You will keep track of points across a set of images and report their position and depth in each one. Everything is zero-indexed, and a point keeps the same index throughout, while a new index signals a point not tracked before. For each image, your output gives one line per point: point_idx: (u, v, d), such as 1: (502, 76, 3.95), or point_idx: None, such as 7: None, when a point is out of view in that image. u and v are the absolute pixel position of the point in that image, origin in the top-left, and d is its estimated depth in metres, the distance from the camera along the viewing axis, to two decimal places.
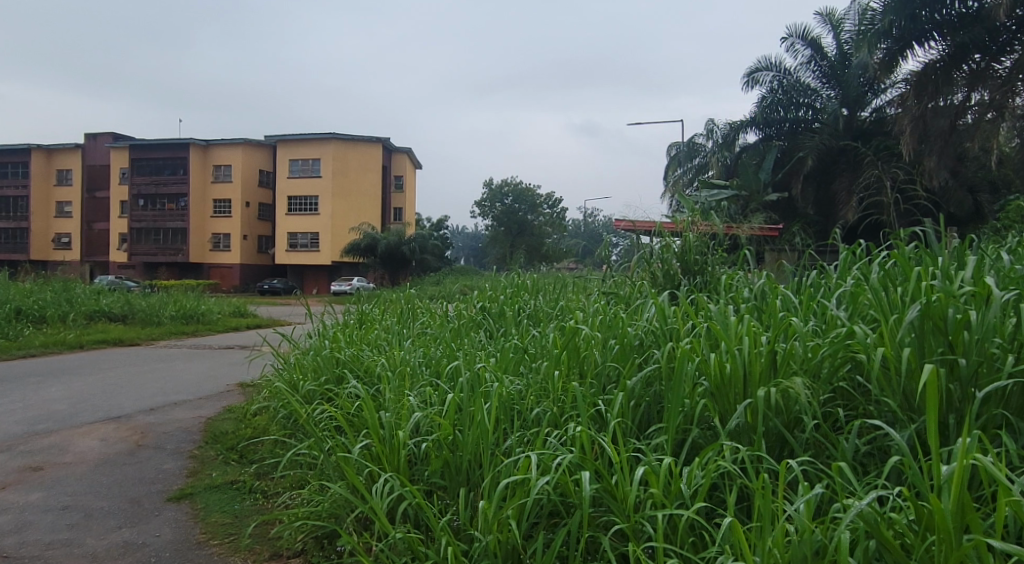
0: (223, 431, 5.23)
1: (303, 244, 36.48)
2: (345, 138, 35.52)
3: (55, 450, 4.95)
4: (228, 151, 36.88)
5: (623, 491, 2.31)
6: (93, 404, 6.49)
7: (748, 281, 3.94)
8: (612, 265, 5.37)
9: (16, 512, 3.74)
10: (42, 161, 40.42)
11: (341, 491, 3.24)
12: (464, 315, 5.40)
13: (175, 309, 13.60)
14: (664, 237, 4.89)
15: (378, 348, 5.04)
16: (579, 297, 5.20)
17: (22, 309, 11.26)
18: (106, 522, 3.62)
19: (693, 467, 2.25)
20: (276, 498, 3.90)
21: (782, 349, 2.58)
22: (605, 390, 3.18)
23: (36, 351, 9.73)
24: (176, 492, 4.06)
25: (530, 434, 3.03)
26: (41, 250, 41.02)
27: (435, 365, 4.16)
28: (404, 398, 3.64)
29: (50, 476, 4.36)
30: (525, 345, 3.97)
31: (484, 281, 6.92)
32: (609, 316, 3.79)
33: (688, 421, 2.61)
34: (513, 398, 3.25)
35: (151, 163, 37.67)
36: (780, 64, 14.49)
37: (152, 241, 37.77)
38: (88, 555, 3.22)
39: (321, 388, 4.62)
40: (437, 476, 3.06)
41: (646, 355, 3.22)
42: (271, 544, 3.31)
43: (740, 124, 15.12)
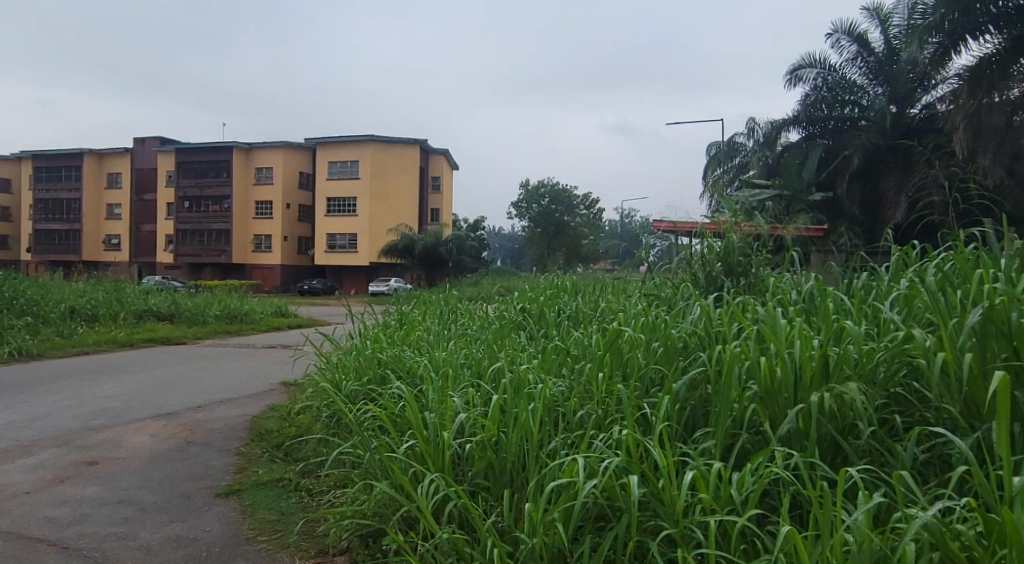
0: (268, 429, 5.33)
1: (343, 246, 37.00)
2: (383, 141, 35.96)
3: (109, 445, 5.11)
4: (270, 154, 37.67)
5: (671, 496, 2.29)
6: (144, 401, 6.69)
7: (796, 283, 3.85)
8: (652, 267, 5.33)
9: (74, 505, 3.88)
10: (94, 165, 41.84)
11: (384, 491, 3.28)
12: (505, 316, 5.42)
13: (219, 309, 13.98)
14: (705, 239, 4.82)
15: (419, 348, 5.10)
16: (618, 299, 5.17)
17: (76, 307, 11.63)
18: (158, 517, 3.72)
19: (745, 473, 2.21)
20: (321, 497, 3.96)
21: (836, 354, 2.53)
22: (649, 394, 3.15)
23: (89, 349, 10.06)
24: (225, 488, 4.16)
25: (574, 437, 3.01)
26: (93, 251, 42.41)
27: (477, 366, 4.18)
28: (447, 399, 3.66)
29: (105, 470, 4.51)
30: (568, 346, 3.96)
31: (523, 282, 6.93)
32: (654, 318, 3.76)
33: (737, 426, 2.57)
34: (556, 399, 3.25)
35: (197, 167, 38.66)
36: (825, 61, 14.21)
37: (198, 242, 38.82)
38: (142, 548, 3.32)
39: (364, 388, 4.68)
40: (481, 477, 3.07)
41: (692, 358, 3.19)
42: (317, 542, 3.38)
43: (781, 123, 14.84)
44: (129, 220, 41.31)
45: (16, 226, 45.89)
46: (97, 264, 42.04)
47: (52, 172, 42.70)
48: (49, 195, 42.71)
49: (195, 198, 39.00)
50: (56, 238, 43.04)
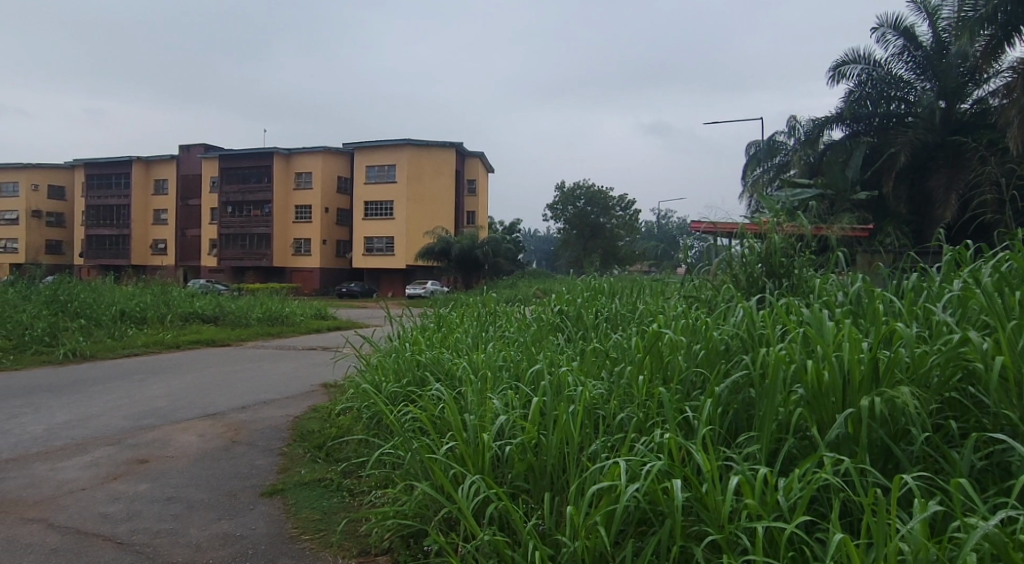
0: (310, 430, 5.42)
1: (380, 249, 37.38)
2: (420, 144, 36.28)
3: (158, 444, 5.26)
4: (309, 159, 38.33)
5: (716, 501, 2.26)
6: (191, 401, 6.86)
7: (842, 284, 3.74)
8: (692, 268, 5.26)
9: (127, 502, 4.00)
10: (142, 173, 43.21)
11: (426, 491, 3.30)
12: (543, 318, 5.40)
13: (261, 311, 14.28)
14: (747, 239, 4.74)
15: (457, 351, 5.13)
16: (657, 301, 5.11)
17: (126, 310, 11.99)
18: (207, 515, 3.81)
19: (793, 479, 2.17)
20: (362, 497, 4.01)
21: (886, 357, 2.46)
22: (691, 397, 3.11)
23: (138, 351, 10.39)
24: (270, 487, 4.25)
25: (615, 440, 2.98)
26: (141, 256, 43.71)
27: (516, 368, 4.17)
28: (487, 401, 3.67)
29: (155, 469, 4.64)
30: (607, 348, 3.93)
31: (560, 285, 6.90)
32: (695, 320, 3.71)
33: (783, 430, 2.52)
34: (597, 402, 3.23)
35: (240, 172, 39.56)
36: (870, 56, 13.85)
37: (240, 246, 39.70)
38: (191, 545, 3.41)
39: (404, 390, 4.73)
40: (521, 479, 3.06)
41: (735, 361, 3.14)
42: (359, 541, 3.42)
43: (824, 120, 14.50)
44: (175, 225, 42.47)
45: (69, 232, 47.54)
46: (145, 268, 43.25)
47: (103, 179, 44.12)
48: (101, 202, 44.18)
49: (238, 203, 39.90)
50: (106, 243, 44.44)
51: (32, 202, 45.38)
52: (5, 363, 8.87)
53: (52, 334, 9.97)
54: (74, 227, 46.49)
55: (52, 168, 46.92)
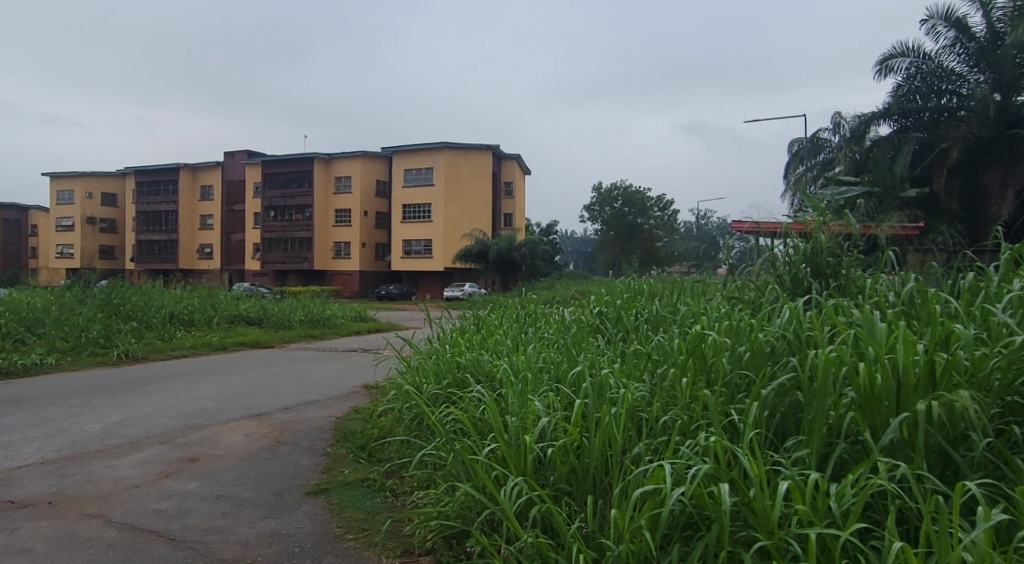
0: (353, 431, 5.49)
1: (418, 252, 37.70)
2: (457, 147, 36.49)
3: (207, 443, 5.39)
4: (349, 163, 38.93)
5: (763, 507, 2.22)
6: (237, 402, 7.02)
7: (893, 284, 3.63)
8: (734, 269, 5.17)
9: (178, 499, 4.11)
10: (189, 179, 44.44)
11: (469, 493, 3.31)
12: (582, 320, 5.38)
13: (303, 314, 14.54)
14: (790, 239, 4.62)
15: (497, 352, 5.14)
16: (698, 302, 5.04)
17: (176, 313, 12.34)
18: (254, 513, 3.89)
19: (846, 484, 2.12)
20: (405, 497, 4.04)
21: (944, 360, 2.38)
22: (736, 400, 3.06)
23: (186, 352, 10.69)
24: (314, 487, 4.32)
25: (659, 443, 2.95)
26: (188, 260, 44.92)
27: (557, 370, 4.16)
28: (528, 403, 3.67)
29: (204, 468, 4.75)
30: (649, 349, 3.88)
31: (599, 286, 6.87)
32: (740, 322, 3.65)
33: (833, 434, 2.46)
34: (639, 404, 3.20)
35: (282, 177, 40.39)
36: (919, 49, 13.41)
37: (283, 250, 40.50)
38: (240, 542, 3.48)
39: (445, 392, 4.76)
40: (564, 481, 3.05)
41: (781, 364, 3.07)
42: (403, 542, 3.45)
43: (870, 115, 14.20)
44: (221, 230, 43.54)
45: (120, 237, 49.15)
46: (192, 272, 44.42)
47: (153, 186, 45.50)
48: (150, 208, 45.56)
49: (281, 208, 40.72)
50: (156, 248, 45.77)
51: (86, 209, 47.01)
52: (63, 364, 9.20)
53: (106, 336, 10.31)
54: (125, 233, 48.03)
55: (105, 176, 48.56)
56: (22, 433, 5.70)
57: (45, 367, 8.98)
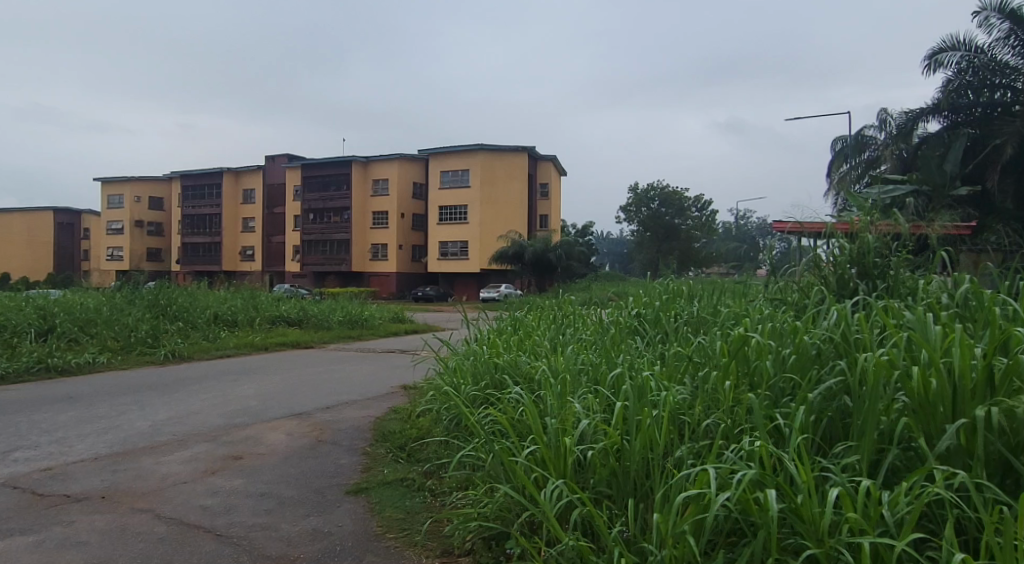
0: (392, 431, 5.54)
1: (455, 253, 37.90)
2: (493, 149, 36.64)
3: (251, 442, 5.49)
4: (387, 166, 39.39)
5: (812, 513, 2.17)
6: (279, 401, 7.15)
7: (944, 285, 3.51)
8: (775, 270, 5.07)
9: (224, 496, 4.20)
10: (232, 183, 45.49)
11: (508, 494, 3.31)
12: (620, 321, 5.32)
13: (342, 315, 14.75)
14: (835, 239, 4.49)
15: (535, 354, 5.13)
16: (739, 304, 4.95)
17: (220, 314, 12.63)
18: (297, 510, 3.96)
19: (899, 492, 2.06)
20: (444, 498, 4.06)
21: (1003, 364, 2.29)
22: (780, 403, 2.99)
23: (230, 352, 10.92)
24: (354, 486, 4.37)
25: (702, 446, 2.90)
26: (231, 262, 45.94)
27: (596, 372, 4.12)
28: (567, 405, 3.65)
29: (249, 465, 4.85)
30: (690, 351, 3.82)
31: (636, 287, 6.81)
32: (784, 324, 3.57)
33: (885, 440, 2.40)
34: (681, 407, 3.15)
35: (322, 181, 41.05)
36: (971, 42, 12.98)
37: (322, 252, 41.14)
38: (284, 539, 3.54)
39: (483, 393, 4.77)
40: (604, 484, 3.02)
41: (829, 367, 3.00)
42: (442, 542, 3.46)
43: (919, 112, 13.82)
44: (262, 232, 44.43)
45: (166, 240, 50.53)
46: (235, 274, 45.42)
47: (197, 190, 46.69)
48: (195, 212, 46.74)
49: (320, 210, 41.38)
50: (201, 250, 46.94)
51: (135, 213, 48.44)
52: (114, 362, 9.50)
53: (154, 337, 10.60)
54: (171, 236, 49.37)
55: (152, 180, 49.96)
56: (76, 429, 5.89)
57: (97, 366, 9.27)
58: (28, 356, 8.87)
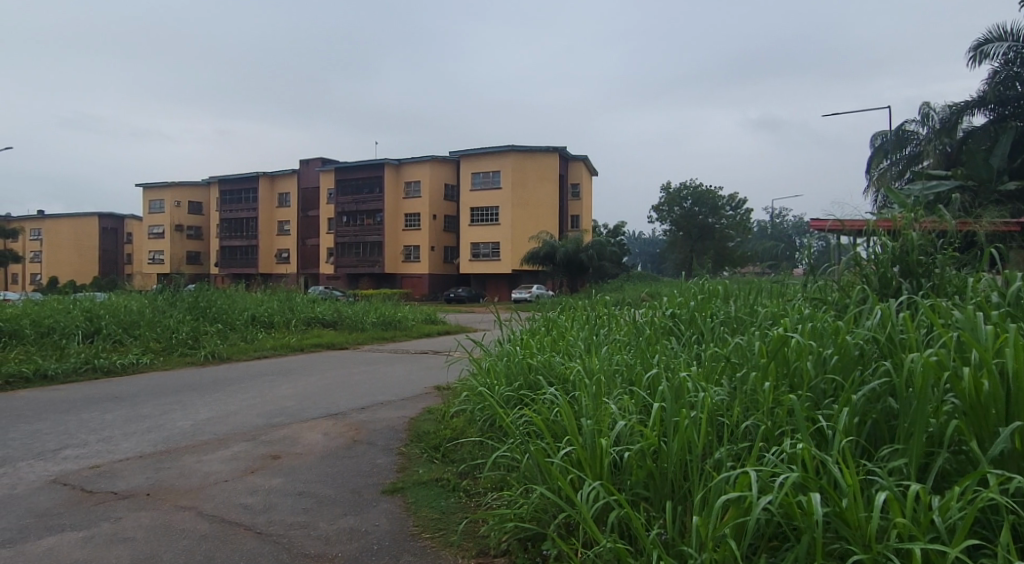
0: (426, 431, 5.58)
1: (486, 254, 37.97)
2: (524, 149, 36.68)
3: (289, 441, 5.58)
4: (419, 168, 39.70)
5: (857, 518, 2.12)
6: (315, 401, 7.24)
7: (994, 282, 3.39)
8: (814, 269, 4.96)
9: (263, 495, 4.26)
10: (268, 187, 46.32)
11: (544, 495, 3.30)
12: (654, 321, 5.27)
13: (376, 316, 14.91)
14: (877, 237, 4.38)
15: (569, 354, 5.10)
16: (777, 304, 4.86)
17: (257, 315, 12.86)
18: (334, 509, 4.00)
19: (950, 497, 2.00)
20: (478, 498, 4.07)
21: None
22: (822, 405, 2.93)
23: (267, 353, 11.11)
24: (390, 486, 4.40)
25: (741, 449, 2.86)
26: (267, 265, 46.73)
27: (631, 373, 4.09)
28: (602, 406, 3.62)
29: (287, 464, 4.92)
30: (727, 351, 3.76)
31: (670, 287, 6.73)
32: (825, 324, 3.49)
33: (934, 443, 2.33)
34: (719, 408, 3.11)
35: (355, 183, 41.55)
36: (1018, 32, 12.57)
37: (356, 254, 41.60)
38: (321, 538, 3.58)
39: (517, 394, 4.76)
40: (640, 486, 3.00)
41: (872, 369, 2.93)
42: (478, 542, 3.46)
43: (963, 105, 13.45)
44: (297, 235, 45.13)
45: (205, 243, 51.66)
46: (271, 276, 46.21)
47: (235, 194, 47.64)
48: (232, 216, 47.70)
49: (354, 213, 41.87)
50: (238, 253, 47.88)
51: (175, 217, 49.64)
52: (157, 363, 9.73)
53: (194, 338, 10.86)
54: (210, 239, 50.45)
55: (191, 185, 51.12)
56: (121, 428, 6.06)
57: (140, 366, 9.51)
58: (76, 357, 9.15)
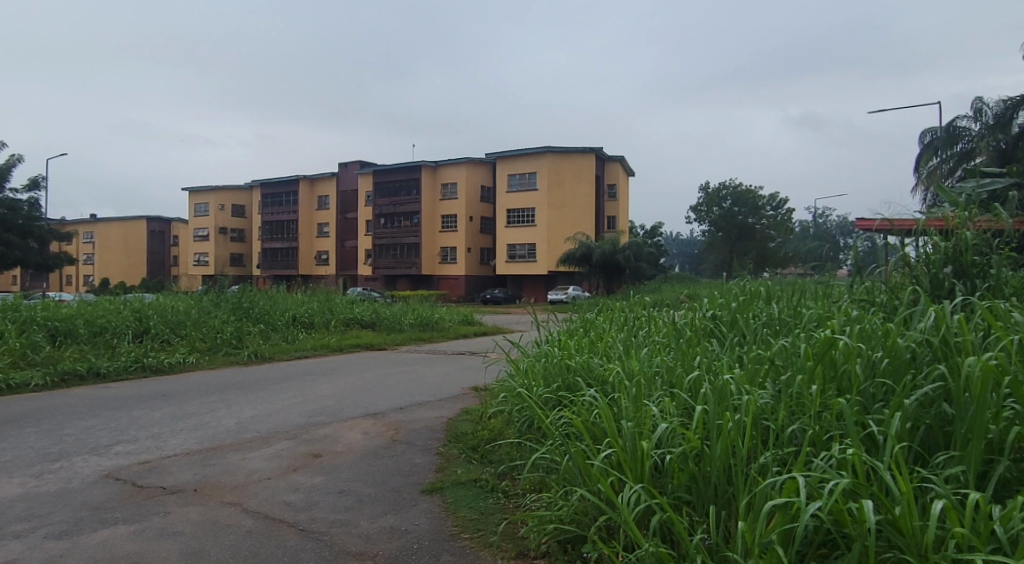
0: (464, 432, 5.59)
1: (523, 256, 37.97)
2: (560, 151, 36.63)
3: (330, 440, 5.66)
4: (455, 170, 39.94)
5: (912, 527, 2.06)
6: (355, 401, 7.32)
7: None
8: (861, 269, 4.82)
9: (306, 492, 4.33)
10: (308, 190, 47.13)
11: (584, 498, 3.28)
12: (694, 322, 5.18)
13: (413, 317, 15.04)
14: (928, 237, 4.24)
15: (608, 356, 5.06)
16: (822, 305, 4.73)
17: (298, 316, 13.09)
18: (374, 508, 4.03)
19: (1013, 507, 1.93)
20: (517, 499, 4.07)
21: None
22: (871, 410, 2.85)
23: (308, 353, 11.30)
24: (429, 485, 4.42)
25: (787, 454, 2.79)
26: (307, 266, 47.51)
27: (672, 375, 4.02)
28: (643, 408, 3.58)
29: (328, 463, 4.99)
30: (771, 352, 3.67)
31: (710, 289, 6.62)
32: (875, 325, 3.39)
33: (993, 451, 2.25)
34: (764, 412, 3.04)
35: (393, 186, 42.00)
36: None
37: (394, 255, 42.03)
38: (363, 536, 3.62)
39: (556, 395, 4.74)
40: (683, 490, 2.96)
41: (925, 373, 2.84)
42: (517, 543, 3.45)
43: (1018, 100, 12.98)
44: (336, 237, 45.80)
45: (248, 246, 52.79)
46: (311, 278, 46.99)
47: (277, 198, 48.60)
48: (274, 218, 48.66)
49: (392, 215, 42.30)
50: (280, 255, 48.81)
51: (219, 220, 50.86)
52: (203, 362, 9.97)
53: (237, 338, 11.11)
54: (252, 241, 51.54)
55: (235, 189, 52.30)
56: (169, 425, 6.21)
57: (187, 366, 9.75)
58: (126, 356, 9.43)
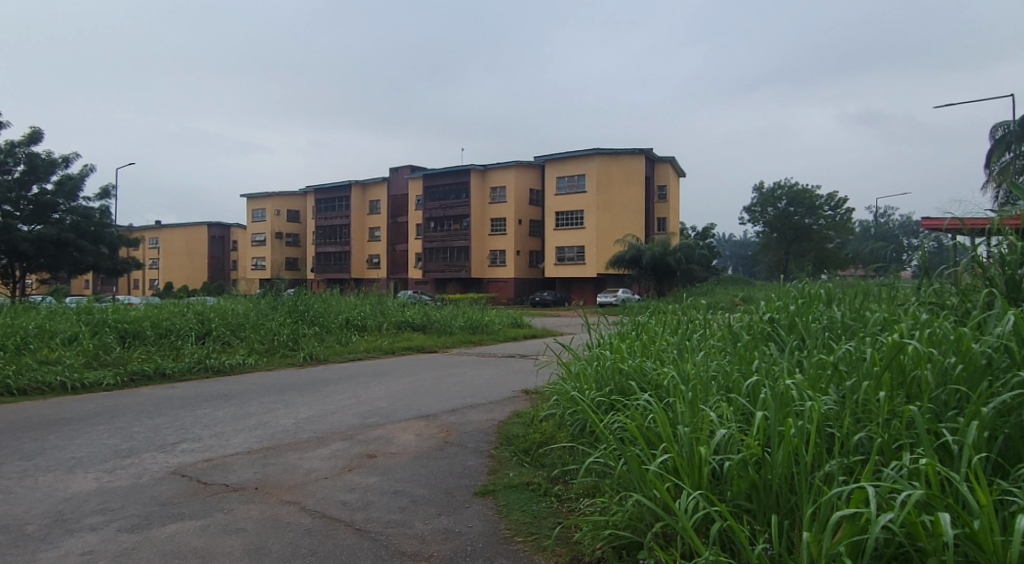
0: (516, 434, 5.59)
1: (572, 258, 37.84)
2: (609, 153, 36.39)
3: (383, 441, 5.73)
4: (505, 174, 40.13)
5: (993, 541, 1.95)
6: (407, 403, 7.42)
7: None
8: (929, 271, 4.61)
9: (361, 493, 4.39)
10: (361, 195, 48.01)
11: (639, 503, 3.21)
12: (751, 325, 5.06)
13: (463, 320, 15.16)
14: (1002, 237, 4.04)
15: (661, 358, 4.98)
16: (889, 307, 4.56)
17: (351, 318, 13.35)
18: (429, 509, 4.06)
19: None
20: (571, 503, 4.03)
21: None
22: (945, 418, 2.72)
23: (361, 355, 11.52)
24: (482, 488, 4.43)
25: (854, 462, 2.69)
26: (360, 270, 48.39)
27: (730, 380, 3.93)
28: (700, 414, 3.50)
29: (382, 463, 5.06)
30: (834, 356, 3.54)
31: (765, 291, 6.48)
32: (947, 329, 3.23)
33: None
34: (828, 417, 2.94)
35: (443, 190, 42.42)
36: None
37: (444, 259, 42.43)
38: (418, 537, 3.64)
39: (609, 399, 4.69)
40: (743, 497, 2.88)
41: (1003, 380, 2.69)
42: (571, 548, 3.44)
43: None
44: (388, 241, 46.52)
45: (303, 250, 54.10)
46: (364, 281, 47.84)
47: (330, 203, 49.67)
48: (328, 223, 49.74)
49: (442, 219, 42.72)
50: (333, 259, 49.85)
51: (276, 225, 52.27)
52: (261, 363, 10.26)
53: (293, 340, 11.41)
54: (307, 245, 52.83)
55: (290, 195, 53.67)
56: (231, 424, 6.39)
57: (246, 367, 10.05)
58: (190, 357, 9.77)
